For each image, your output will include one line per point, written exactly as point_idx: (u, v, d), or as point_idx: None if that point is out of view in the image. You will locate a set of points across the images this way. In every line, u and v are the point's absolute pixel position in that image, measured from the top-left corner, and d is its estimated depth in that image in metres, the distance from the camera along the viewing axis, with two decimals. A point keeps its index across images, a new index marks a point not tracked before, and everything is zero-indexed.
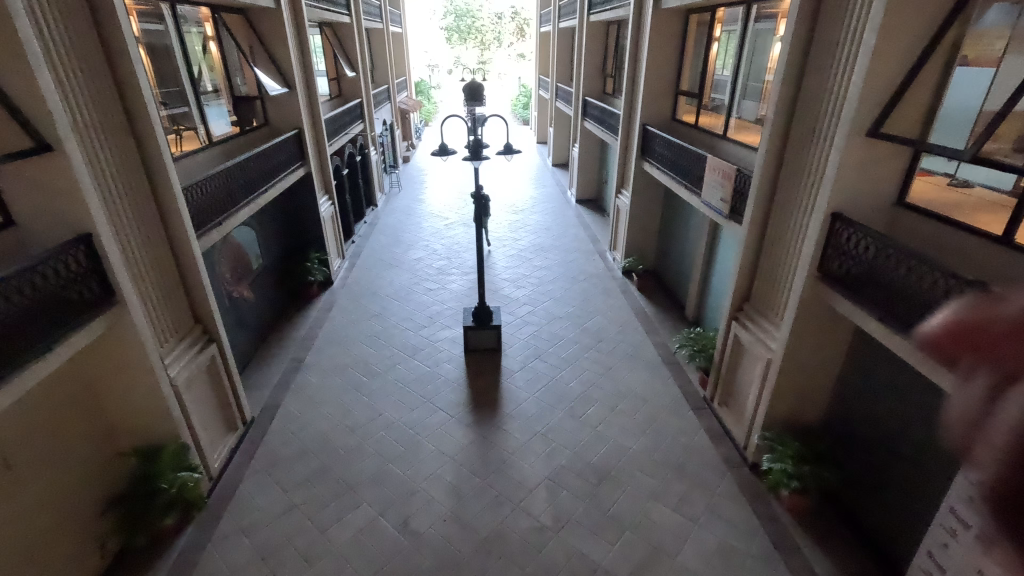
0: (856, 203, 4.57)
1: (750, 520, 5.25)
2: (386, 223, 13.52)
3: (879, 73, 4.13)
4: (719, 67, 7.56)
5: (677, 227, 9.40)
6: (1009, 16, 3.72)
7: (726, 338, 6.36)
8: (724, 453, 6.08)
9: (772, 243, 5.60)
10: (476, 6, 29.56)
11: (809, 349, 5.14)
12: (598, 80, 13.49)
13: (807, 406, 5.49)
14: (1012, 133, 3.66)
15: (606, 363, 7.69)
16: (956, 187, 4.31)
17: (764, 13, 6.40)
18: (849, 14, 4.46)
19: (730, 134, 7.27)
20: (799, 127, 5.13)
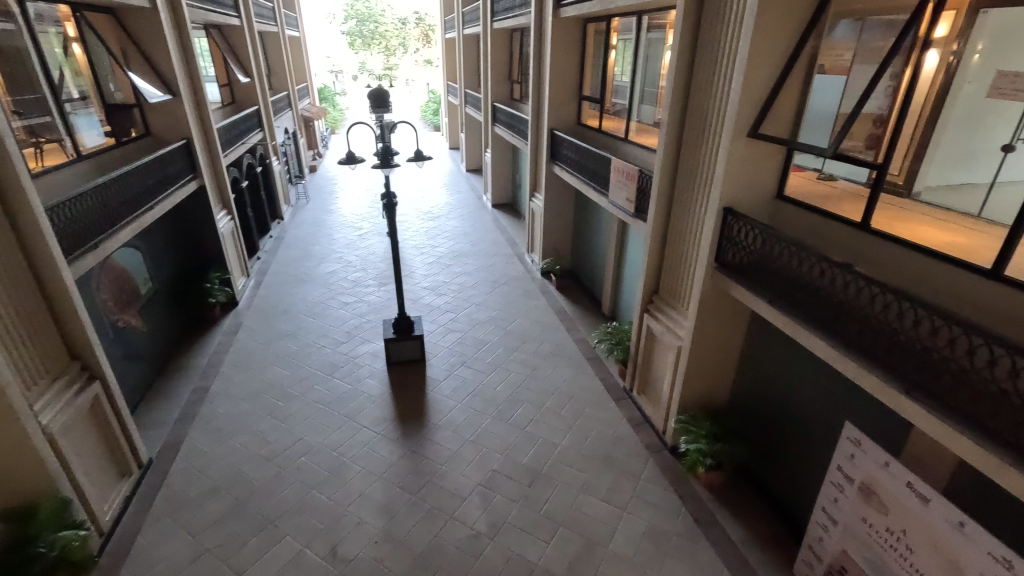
0: (742, 198, 5.01)
1: (672, 500, 5.57)
2: (295, 236, 12.81)
3: (754, 79, 4.57)
4: (617, 74, 7.98)
5: (589, 227, 9.79)
6: (853, 31, 4.30)
7: (640, 329, 6.70)
8: (646, 439, 6.40)
9: (674, 238, 6.00)
10: (378, 11, 28.98)
11: (713, 334, 5.56)
12: (506, 87, 13.70)
13: (715, 387, 5.93)
14: (864, 131, 4.21)
15: (530, 363, 7.81)
16: (822, 181, 4.85)
17: (654, 24, 6.82)
18: (726, 25, 4.88)
19: (631, 137, 7.68)
20: (690, 130, 5.54)
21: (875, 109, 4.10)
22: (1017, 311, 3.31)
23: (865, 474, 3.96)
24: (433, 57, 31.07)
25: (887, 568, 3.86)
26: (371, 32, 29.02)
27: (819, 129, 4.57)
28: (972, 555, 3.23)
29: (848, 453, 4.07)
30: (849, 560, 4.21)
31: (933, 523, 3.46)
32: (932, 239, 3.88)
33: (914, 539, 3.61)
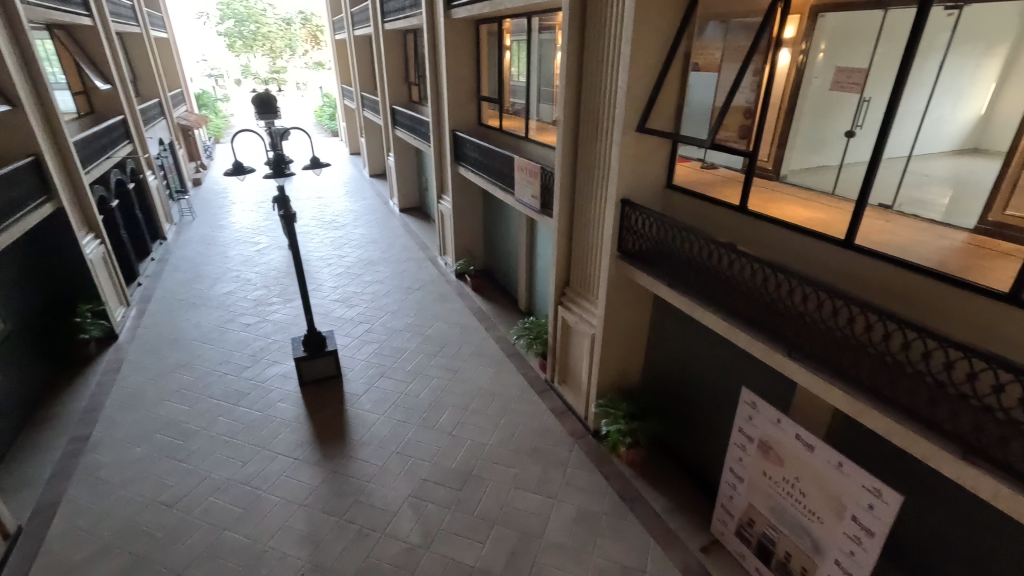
0: (637, 189, 5.34)
1: (599, 482, 5.81)
2: (182, 257, 11.68)
3: (638, 76, 4.87)
4: (513, 74, 8.13)
5: (499, 225, 9.90)
6: (719, 32, 4.71)
7: (555, 322, 6.90)
8: (570, 427, 6.61)
9: (579, 231, 6.24)
10: (259, 10, 27.21)
11: (622, 319, 5.86)
12: (404, 89, 13.44)
13: (628, 369, 6.25)
14: (735, 122, 4.63)
15: (452, 366, 7.76)
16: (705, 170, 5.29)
17: (545, 25, 7.01)
18: (609, 26, 5.14)
19: (532, 136, 7.87)
20: (584, 127, 5.79)
21: (744, 102, 4.54)
22: (867, 274, 3.81)
23: (761, 432, 4.38)
24: (325, 59, 29.73)
25: (787, 513, 4.31)
26: (252, 33, 27.15)
27: (697, 122, 4.97)
28: (851, 490, 3.71)
29: (747, 416, 4.48)
30: (756, 512, 4.64)
31: (819, 467, 3.92)
32: (796, 217, 4.38)
33: (806, 484, 4.06)
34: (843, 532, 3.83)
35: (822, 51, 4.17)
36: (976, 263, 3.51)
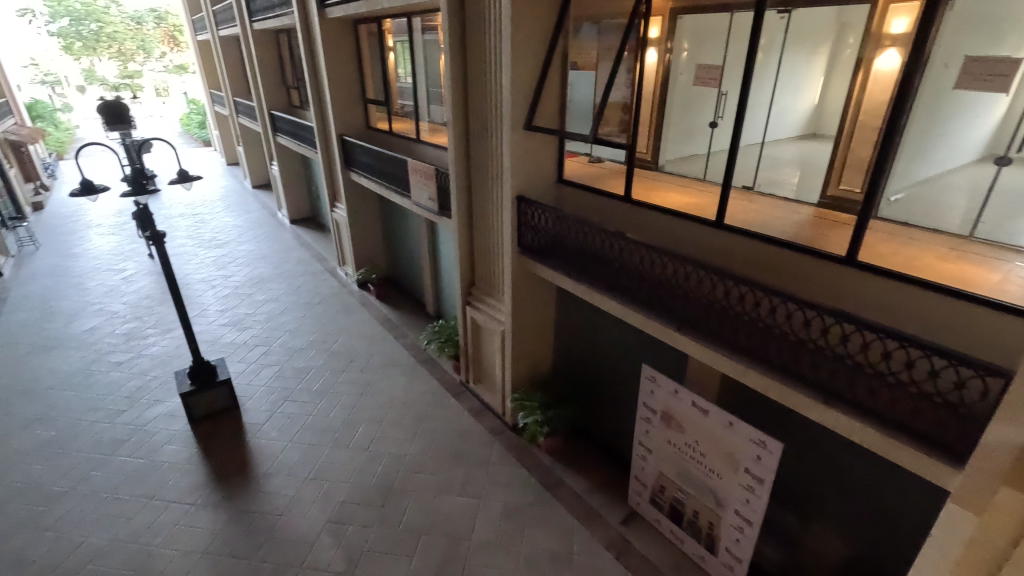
0: (530, 186, 5.48)
1: (522, 474, 5.91)
2: (25, 293, 10.03)
3: (520, 77, 5.01)
4: (399, 76, 7.96)
5: (398, 230, 9.66)
6: (593, 33, 4.95)
7: (464, 322, 6.89)
8: (489, 425, 6.64)
9: (479, 230, 6.27)
10: (100, 7, 24.08)
11: (528, 312, 6.01)
12: (282, 93, 12.61)
13: (539, 361, 6.42)
14: (615, 118, 4.85)
15: (362, 380, 7.46)
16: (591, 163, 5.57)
17: (426, 25, 6.93)
18: (489, 26, 5.22)
19: (424, 137, 7.76)
20: (475, 127, 5.82)
21: (622, 98, 4.79)
22: (735, 250, 4.21)
23: (663, 404, 4.72)
24: (187, 62, 27.04)
25: (691, 475, 4.69)
26: (94, 34, 23.96)
27: (580, 117, 5.14)
28: (741, 444, 4.13)
29: (649, 390, 4.79)
30: (665, 479, 4.99)
31: (714, 429, 4.31)
32: (674, 203, 4.77)
33: (704, 446, 4.45)
34: (739, 483, 4.25)
35: (686, 49, 4.72)
36: (819, 234, 4.04)
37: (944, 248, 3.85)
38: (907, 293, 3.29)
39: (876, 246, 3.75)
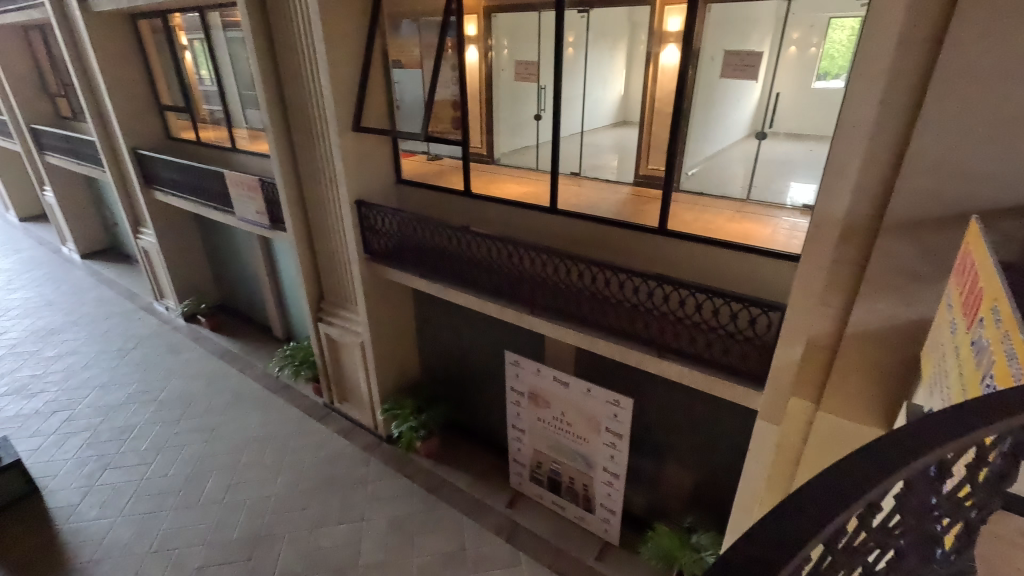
0: (368, 189, 5.29)
1: (404, 484, 5.76)
2: None
3: (339, 75, 4.76)
4: (200, 78, 7.04)
5: (227, 251, 8.62)
6: (413, 30, 4.88)
7: (319, 340, 6.45)
8: (362, 443, 6.33)
9: (320, 240, 5.87)
10: None
11: (386, 318, 5.83)
12: (45, 102, 10.34)
13: (405, 366, 6.29)
14: (447, 115, 4.85)
15: (206, 425, 6.57)
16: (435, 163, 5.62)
17: (227, 21, 6.22)
18: (295, 21, 4.84)
19: (241, 146, 7.00)
20: (297, 131, 5.40)
21: (451, 95, 4.81)
22: (569, 232, 4.54)
23: (528, 384, 4.98)
24: None
25: (562, 445, 5.02)
26: None
27: (410, 117, 4.97)
28: (600, 407, 4.54)
29: (515, 373, 5.01)
30: (540, 454, 5.27)
31: (575, 398, 4.67)
32: (511, 194, 5.02)
33: (569, 416, 4.80)
34: (603, 443, 4.67)
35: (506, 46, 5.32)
36: (637, 209, 4.55)
37: (728, 211, 4.48)
38: (706, 252, 3.86)
39: (680, 215, 4.34)
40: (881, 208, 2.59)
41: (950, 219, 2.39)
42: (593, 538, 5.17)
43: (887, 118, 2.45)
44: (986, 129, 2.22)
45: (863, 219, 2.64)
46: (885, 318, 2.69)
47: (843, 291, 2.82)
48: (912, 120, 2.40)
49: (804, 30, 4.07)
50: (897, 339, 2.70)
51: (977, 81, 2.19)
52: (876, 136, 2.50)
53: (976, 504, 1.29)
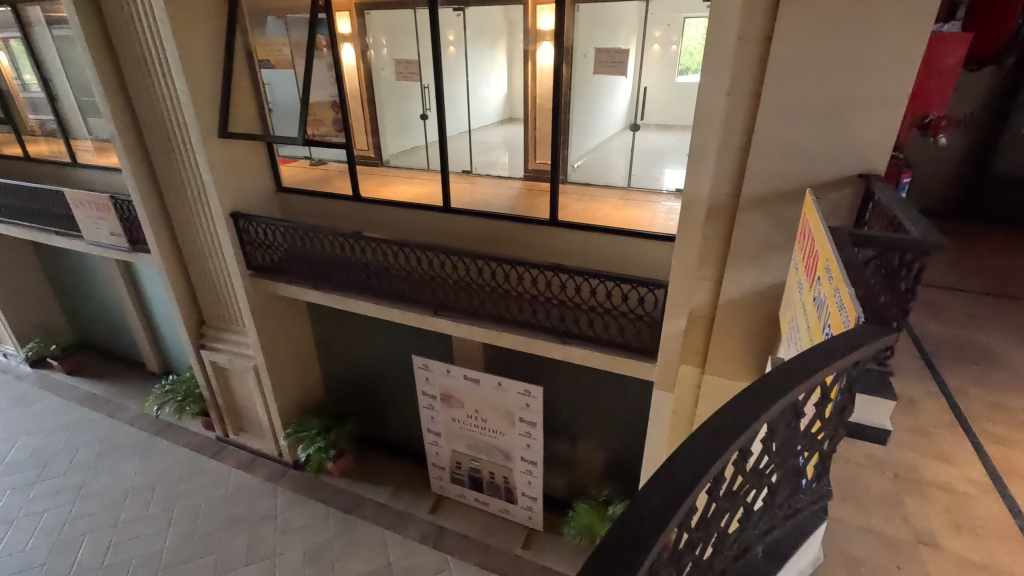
0: (244, 200, 4.89)
1: (317, 509, 5.44)
2: None
3: (197, 76, 4.32)
4: (20, 83, 6.03)
5: (77, 282, 7.50)
6: (279, 27, 4.43)
7: (203, 370, 5.85)
8: (266, 473, 5.87)
9: (193, 260, 5.32)
10: None
11: (279, 337, 5.45)
12: None
13: (307, 384, 5.93)
14: (327, 117, 4.55)
15: (71, 484, 5.71)
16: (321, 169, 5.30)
17: (50, 17, 5.39)
18: (135, 16, 4.29)
19: (83, 160, 6.11)
20: (151, 139, 4.82)
21: (329, 96, 4.55)
22: (465, 229, 4.54)
23: (439, 386, 4.93)
24: None
25: (479, 441, 5.04)
26: None
27: (286, 121, 4.57)
28: (512, 398, 4.62)
29: (425, 377, 4.94)
30: (459, 454, 5.25)
31: (487, 393, 4.72)
32: (403, 196, 4.92)
33: (484, 412, 4.83)
34: (518, 433, 4.76)
35: (384, 45, 5.35)
36: (529, 203, 4.67)
37: (613, 199, 4.73)
38: (596, 239, 4.06)
39: (569, 206, 4.52)
40: (737, 188, 2.90)
41: (791, 194, 2.73)
42: (518, 528, 5.26)
43: (734, 107, 2.74)
44: (811, 114, 2.56)
45: (724, 198, 2.94)
46: (749, 285, 3.02)
47: (714, 265, 3.12)
48: (754, 108, 2.71)
49: (663, 29, 4.36)
50: (759, 303, 3.03)
51: (801, 72, 2.51)
52: (727, 123, 2.78)
53: (825, 435, 1.50)
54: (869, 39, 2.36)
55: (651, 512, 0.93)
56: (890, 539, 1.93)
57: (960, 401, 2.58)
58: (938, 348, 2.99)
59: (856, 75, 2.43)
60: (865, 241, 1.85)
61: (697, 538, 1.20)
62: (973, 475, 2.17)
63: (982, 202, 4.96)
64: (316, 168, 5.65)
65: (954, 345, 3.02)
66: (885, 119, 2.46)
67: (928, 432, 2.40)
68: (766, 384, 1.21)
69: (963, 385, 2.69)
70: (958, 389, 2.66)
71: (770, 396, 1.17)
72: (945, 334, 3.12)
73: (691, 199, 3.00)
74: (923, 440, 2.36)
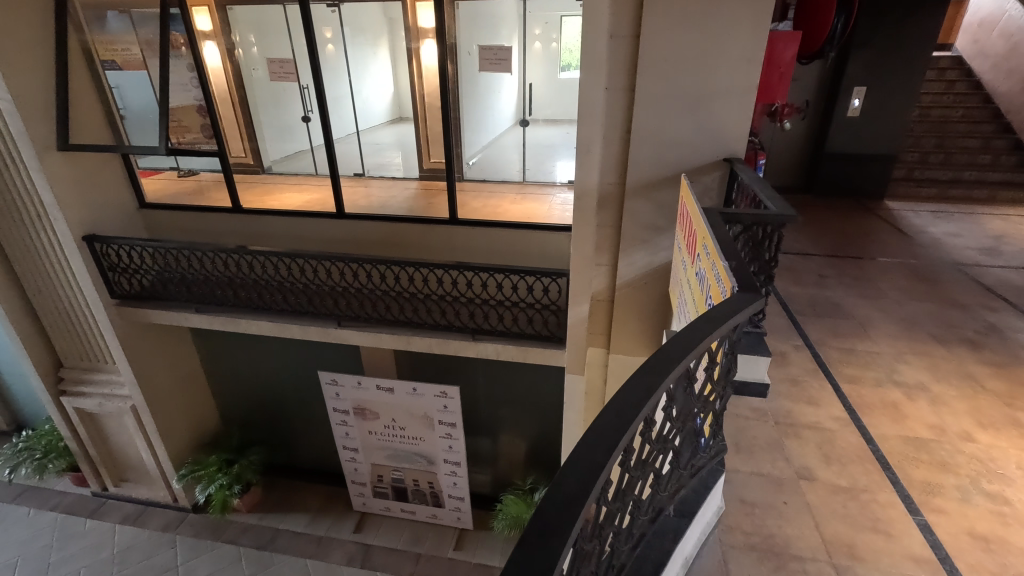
0: (98, 221, 4.30)
1: (226, 551, 4.98)
2: None
3: (22, 80, 3.71)
4: None
5: None
6: (123, 23, 3.88)
7: (66, 420, 5.06)
8: (160, 524, 5.26)
9: (38, 295, 4.56)
10: None
11: (158, 370, 4.88)
12: None
13: (198, 418, 5.40)
14: (194, 122, 4.21)
15: None
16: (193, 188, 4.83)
17: None
18: None
19: None
20: None
21: (194, 100, 4.19)
22: (362, 235, 4.36)
23: (351, 400, 4.74)
24: None
25: (400, 450, 4.93)
26: None
27: (142, 129, 4.04)
28: (429, 402, 4.57)
29: (334, 392, 4.73)
30: (379, 467, 5.09)
31: (403, 400, 4.62)
32: (291, 205, 4.63)
33: (401, 419, 4.73)
34: (439, 436, 4.72)
35: (253, 43, 5.00)
36: (426, 203, 4.61)
37: (511, 194, 4.80)
38: (496, 234, 4.10)
39: (468, 203, 4.52)
40: (622, 177, 3.09)
41: (669, 179, 2.96)
42: (447, 530, 5.23)
43: (613, 100, 2.91)
44: (679, 106, 2.79)
45: (612, 187, 3.12)
46: (640, 267, 3.23)
47: (609, 251, 3.30)
48: (630, 102, 2.90)
49: (543, 27, 4.49)
50: (651, 283, 3.26)
51: (667, 67, 2.72)
52: (608, 116, 2.95)
53: (716, 397, 1.65)
54: (722, 36, 2.62)
55: (567, 490, 0.96)
56: (776, 478, 2.18)
57: (820, 351, 2.97)
58: (800, 307, 3.42)
59: (713, 67, 2.68)
60: (734, 219, 2.05)
61: (614, 510, 1.26)
62: (835, 412, 2.52)
63: (823, 177, 5.62)
64: (187, 180, 5.17)
65: (812, 303, 3.47)
66: (741, 108, 2.75)
67: (798, 380, 2.74)
68: (662, 356, 1.30)
69: (821, 336, 3.10)
70: (818, 340, 3.06)
71: (665, 367, 1.26)
72: (804, 295, 3.57)
73: (583, 190, 3.15)
74: (795, 388, 2.69)
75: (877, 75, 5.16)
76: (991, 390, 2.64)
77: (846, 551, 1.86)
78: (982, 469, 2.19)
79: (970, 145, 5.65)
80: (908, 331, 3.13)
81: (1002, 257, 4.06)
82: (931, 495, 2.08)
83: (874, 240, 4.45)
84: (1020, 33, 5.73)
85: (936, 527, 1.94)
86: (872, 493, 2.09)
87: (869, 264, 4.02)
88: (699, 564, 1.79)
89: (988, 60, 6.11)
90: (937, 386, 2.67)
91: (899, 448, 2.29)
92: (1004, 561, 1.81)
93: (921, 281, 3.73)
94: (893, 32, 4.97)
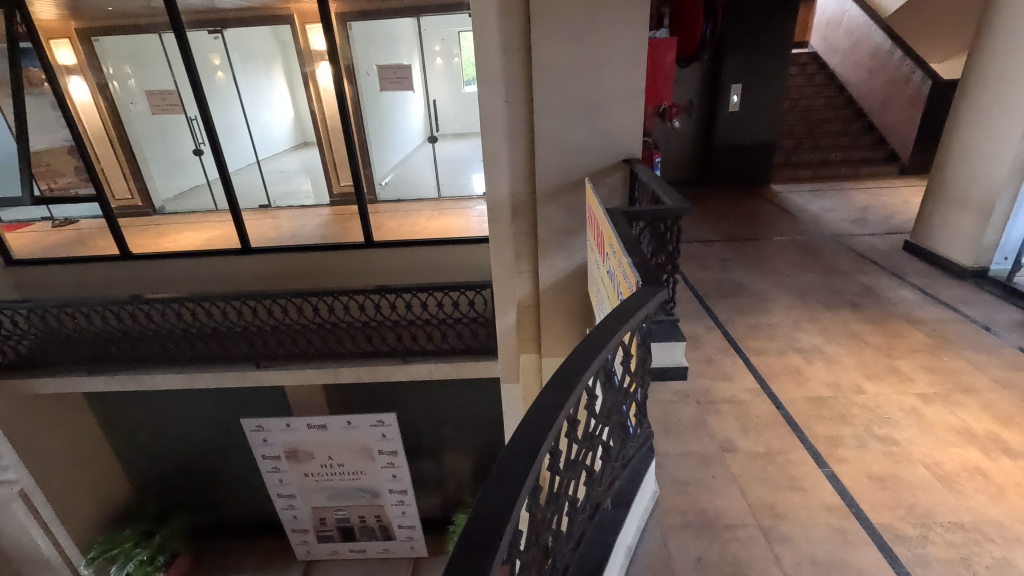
0: None
1: None
2: None
3: None
4: None
5: None
6: None
7: None
8: None
9: None
10: None
11: (51, 444, 4.37)
12: None
13: (105, 491, 4.85)
14: (66, 166, 3.83)
15: None
16: (73, 244, 4.40)
17: None
18: None
19: None
20: None
21: (64, 141, 3.79)
22: (273, 268, 4.14)
23: (281, 444, 4.47)
24: None
25: (341, 488, 4.71)
26: None
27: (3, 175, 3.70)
28: (366, 433, 4.40)
29: (261, 438, 4.44)
30: (321, 509, 4.83)
31: (338, 436, 4.42)
32: (188, 244, 4.33)
33: (338, 455, 4.52)
34: (381, 466, 4.55)
35: (130, 74, 4.62)
36: (340, 228, 4.47)
37: (426, 211, 4.77)
38: (416, 253, 4.06)
39: (384, 224, 4.45)
40: (531, 184, 3.15)
41: (574, 184, 3.07)
42: (401, 562, 5.05)
43: (511, 112, 2.98)
44: (575, 113, 2.91)
45: (523, 196, 3.18)
46: (560, 270, 3.31)
47: (528, 257, 3.36)
48: (530, 111, 2.98)
49: (442, 43, 4.52)
50: (573, 284, 3.35)
51: (559, 76, 2.84)
52: (510, 127, 3.02)
53: (636, 386, 1.73)
54: (607, 46, 2.77)
55: (494, 502, 0.96)
56: (702, 455, 2.31)
57: (729, 329, 3.20)
58: (707, 291, 3.67)
59: (603, 76, 2.83)
60: (634, 216, 2.18)
61: (549, 515, 1.27)
62: (747, 384, 2.72)
63: (715, 168, 6.09)
64: (64, 230, 4.63)
65: (718, 285, 3.74)
66: (631, 112, 2.92)
67: (713, 359, 2.94)
68: (576, 356, 1.33)
69: (729, 315, 3.34)
70: (726, 320, 3.30)
71: (583, 365, 1.29)
72: (710, 279, 3.84)
73: (494, 201, 3.18)
74: (711, 367, 2.88)
75: (749, 73, 5.68)
76: (872, 344, 2.97)
77: (769, 512, 2.01)
78: (872, 416, 2.45)
79: (832, 129, 6.38)
80: (801, 300, 3.46)
81: (870, 225, 4.60)
82: (834, 447, 2.29)
83: (765, 222, 4.87)
84: (860, 30, 6.52)
85: (841, 475, 2.14)
86: (786, 454, 2.27)
87: (763, 244, 4.39)
88: (640, 552, 1.85)
89: (838, 54, 6.90)
90: (829, 347, 2.97)
91: (804, 409, 2.52)
92: (898, 495, 2.04)
93: (807, 254, 4.13)
94: (758, 33, 5.51)
